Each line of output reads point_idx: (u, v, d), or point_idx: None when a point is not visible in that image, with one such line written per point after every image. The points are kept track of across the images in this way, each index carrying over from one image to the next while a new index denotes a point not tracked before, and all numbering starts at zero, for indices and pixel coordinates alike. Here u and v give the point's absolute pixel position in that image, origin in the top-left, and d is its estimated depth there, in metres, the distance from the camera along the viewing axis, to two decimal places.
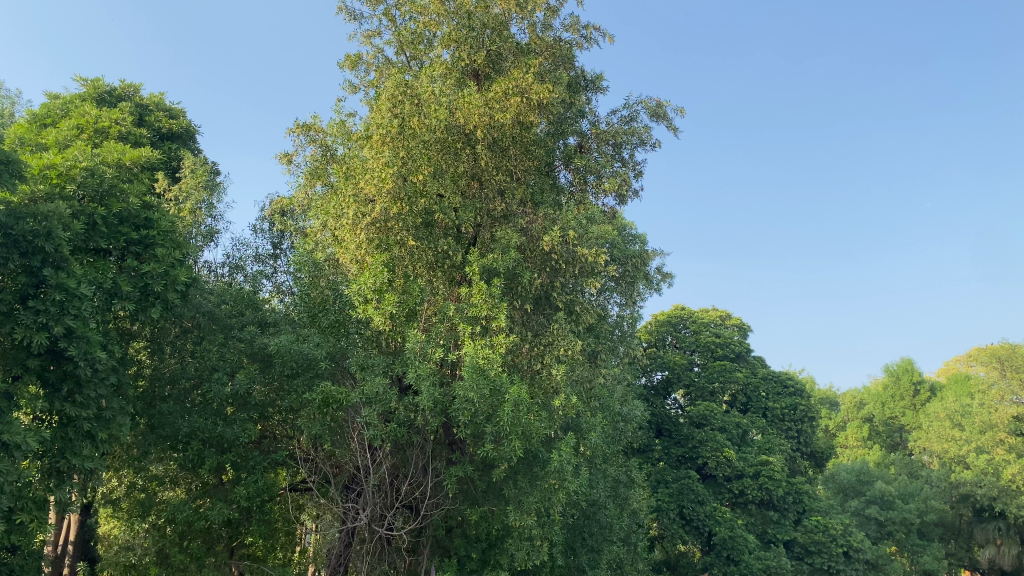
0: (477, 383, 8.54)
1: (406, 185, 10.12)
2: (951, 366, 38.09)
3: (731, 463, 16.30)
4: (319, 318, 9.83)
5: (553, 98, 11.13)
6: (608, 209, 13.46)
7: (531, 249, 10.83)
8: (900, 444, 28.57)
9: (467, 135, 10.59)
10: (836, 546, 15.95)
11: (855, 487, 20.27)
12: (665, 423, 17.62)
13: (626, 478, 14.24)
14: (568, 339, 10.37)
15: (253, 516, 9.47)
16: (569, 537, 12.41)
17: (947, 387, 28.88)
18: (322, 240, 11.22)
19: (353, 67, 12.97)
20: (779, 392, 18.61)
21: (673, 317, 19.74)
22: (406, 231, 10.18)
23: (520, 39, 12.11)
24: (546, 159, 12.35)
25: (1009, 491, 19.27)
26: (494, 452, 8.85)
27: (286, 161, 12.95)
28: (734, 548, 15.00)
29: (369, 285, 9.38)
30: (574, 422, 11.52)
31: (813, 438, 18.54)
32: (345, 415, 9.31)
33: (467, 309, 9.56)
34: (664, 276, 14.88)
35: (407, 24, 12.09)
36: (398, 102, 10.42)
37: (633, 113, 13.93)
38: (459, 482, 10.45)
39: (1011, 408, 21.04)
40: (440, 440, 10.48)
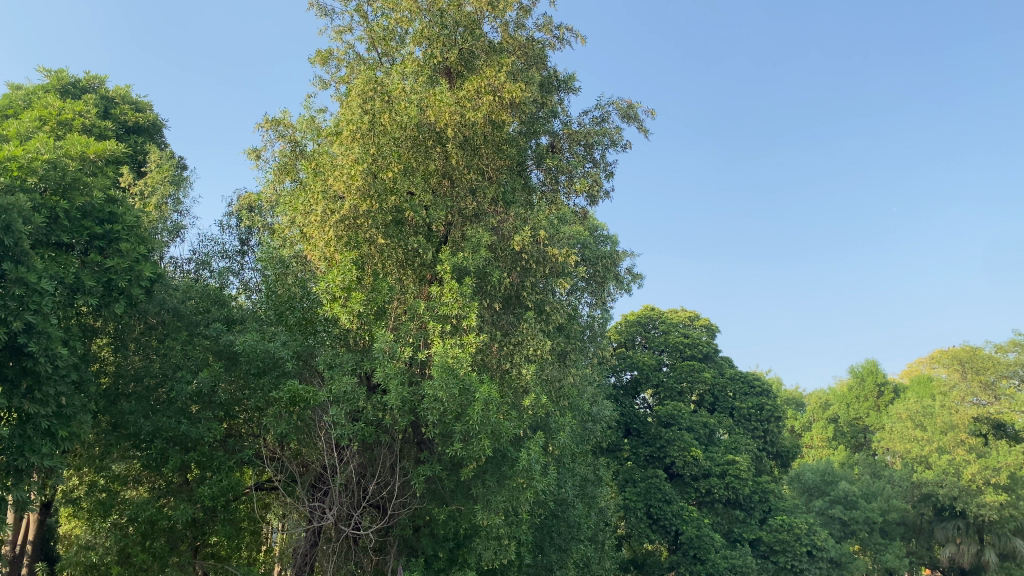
0: (447, 383, 8.50)
1: (376, 182, 10.01)
2: (913, 368, 38.69)
3: (698, 463, 16.43)
4: (286, 316, 9.75)
5: (525, 98, 11.19)
6: (579, 209, 13.50)
7: (501, 248, 10.82)
8: (864, 443, 29.62)
9: (438, 133, 10.56)
10: (800, 545, 16.16)
11: (819, 487, 20.53)
12: (634, 423, 17.64)
13: (594, 477, 14.31)
14: (538, 339, 10.40)
15: (218, 515, 9.36)
16: (537, 537, 12.39)
17: (910, 388, 29.44)
18: (291, 237, 11.12)
19: (324, 62, 12.87)
20: (745, 392, 18.84)
21: (643, 317, 19.79)
22: (375, 229, 10.10)
23: (492, 38, 12.06)
24: (518, 159, 12.34)
25: (969, 491, 19.71)
26: (462, 451, 8.82)
27: (254, 156, 12.80)
28: (701, 547, 15.11)
29: (337, 284, 9.31)
30: (543, 422, 11.55)
31: (779, 438, 18.73)
32: (312, 413, 9.26)
33: (437, 307, 9.51)
34: (635, 276, 14.93)
35: (379, 19, 11.97)
36: (368, 99, 10.36)
37: (605, 114, 13.99)
38: (427, 481, 10.39)
39: (972, 409, 21.67)
40: (408, 439, 10.42)
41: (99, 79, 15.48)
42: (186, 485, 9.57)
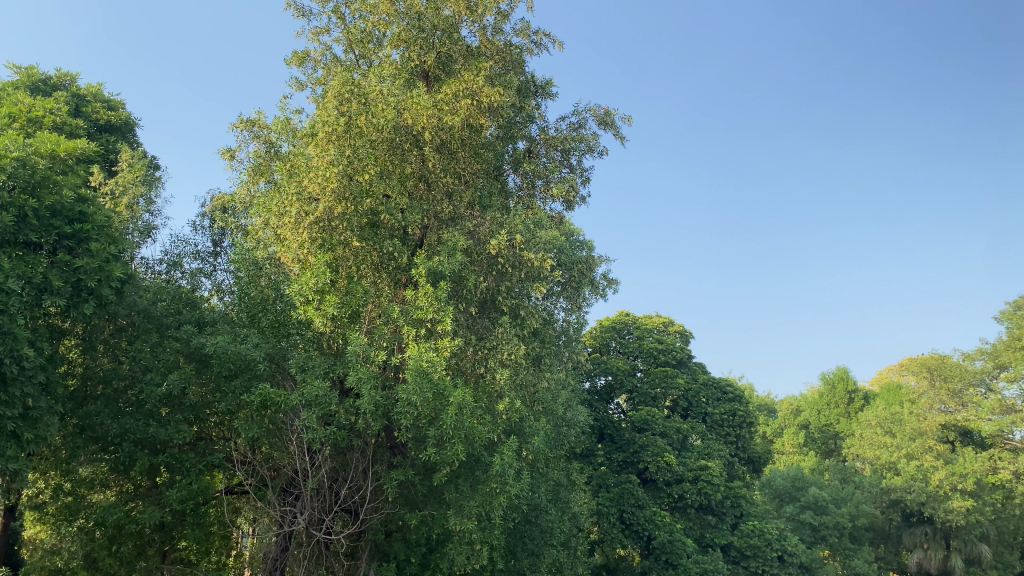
0: (421, 387, 8.46)
1: (352, 184, 9.96)
2: (883, 375, 39.17)
3: (671, 468, 16.48)
4: (259, 318, 9.56)
5: (503, 102, 11.19)
6: (555, 214, 13.52)
7: (477, 252, 10.80)
8: (835, 449, 29.91)
9: (414, 136, 10.63)
10: (771, 550, 16.30)
11: (790, 493, 20.70)
12: (608, 428, 17.68)
13: (567, 481, 14.30)
14: (513, 343, 10.41)
15: (187, 520, 9.23)
16: (510, 542, 12.37)
17: (880, 395, 29.75)
18: (265, 238, 11.02)
19: (301, 64, 12.79)
20: (719, 398, 18.96)
21: (618, 323, 19.87)
22: (350, 231, 10.04)
23: (470, 42, 12.06)
24: (494, 163, 12.33)
25: (937, 496, 19.96)
26: (436, 456, 8.77)
27: (228, 157, 12.70)
28: (673, 552, 15.16)
29: (310, 286, 9.24)
30: (517, 426, 11.56)
31: (751, 443, 18.88)
32: (284, 417, 9.16)
33: (412, 311, 9.46)
34: (610, 282, 14.96)
35: (357, 21, 11.92)
36: (344, 100, 10.31)
37: (582, 120, 14.03)
38: (400, 486, 10.32)
39: (939, 416, 21.78)
40: (381, 444, 10.35)
41: (71, 76, 15.27)
42: (155, 489, 9.44)
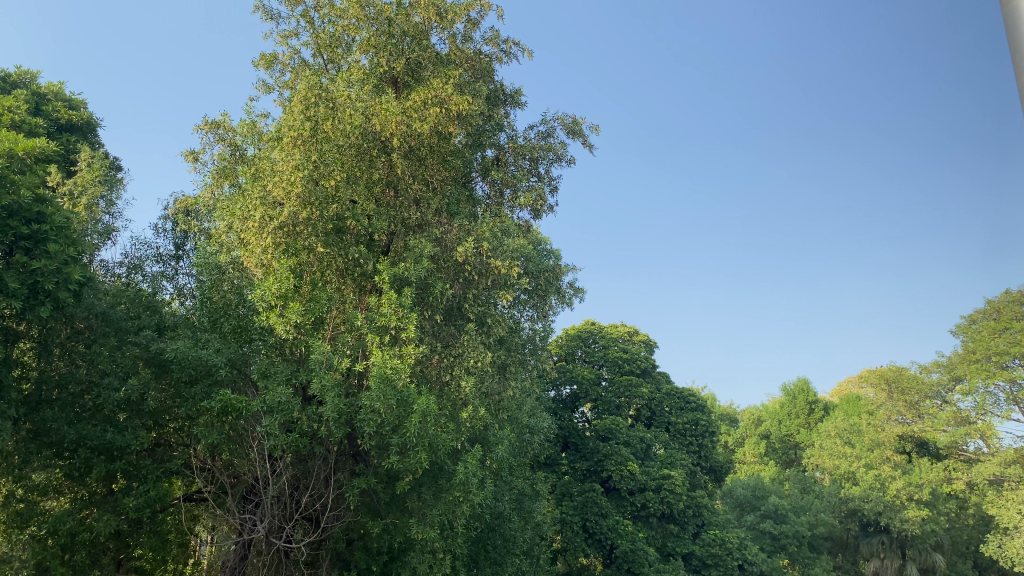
0: (384, 394, 8.40)
1: (317, 189, 9.88)
2: (842, 387, 39.77)
3: (635, 477, 16.56)
4: (221, 324, 9.42)
5: (471, 110, 11.22)
6: (523, 222, 13.56)
7: (444, 259, 10.78)
8: (795, 459, 30.27)
9: (383, 141, 10.61)
10: (732, 559, 16.52)
11: (750, 502, 20.91)
12: (572, 437, 17.70)
13: (531, 490, 14.30)
14: (478, 351, 10.42)
15: (143, 527, 9.15)
16: (473, 550, 12.31)
17: (839, 407, 30.20)
18: (228, 242, 10.89)
19: (268, 67, 12.68)
20: (681, 407, 19.20)
21: (583, 331, 19.94)
22: (315, 237, 9.87)
23: (440, 49, 12.07)
24: (463, 170, 12.33)
25: (894, 506, 20.44)
26: (399, 463, 8.72)
27: (191, 158, 12.51)
28: (635, 560, 15.22)
29: (272, 291, 9.13)
30: (482, 435, 11.54)
31: (712, 453, 19.06)
32: (245, 423, 8.99)
33: (376, 318, 9.42)
34: (576, 290, 15.01)
35: (326, 26, 11.86)
36: (311, 105, 10.38)
37: (550, 129, 14.10)
38: (362, 494, 10.23)
39: (897, 427, 22.02)
40: (343, 452, 10.27)
41: (31, 74, 14.98)
42: (110, 496, 9.27)
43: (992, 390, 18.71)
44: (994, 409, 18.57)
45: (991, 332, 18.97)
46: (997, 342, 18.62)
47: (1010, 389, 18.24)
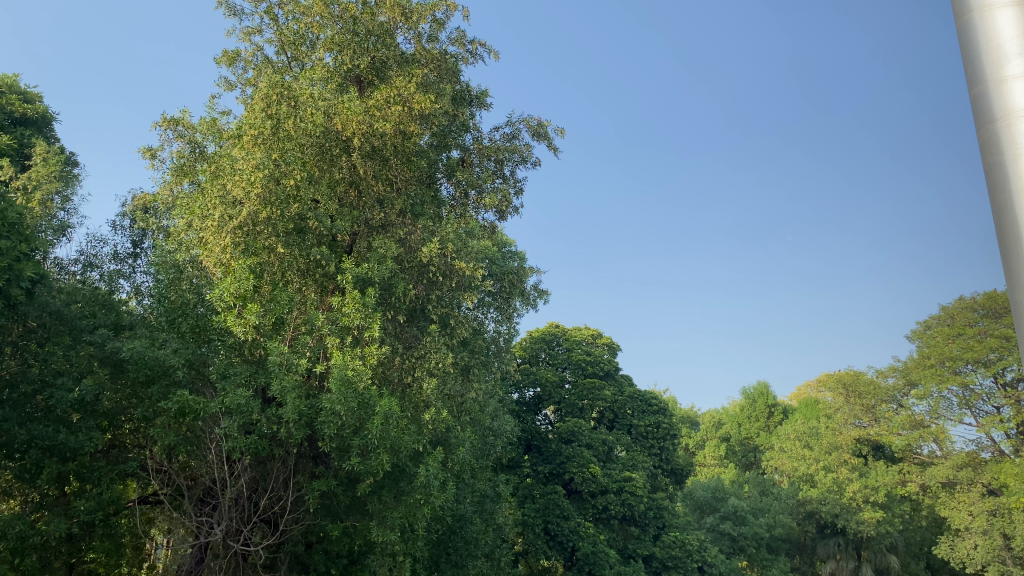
0: (345, 396, 8.31)
1: (278, 188, 9.73)
2: (802, 391, 40.31)
3: (596, 479, 16.63)
4: (178, 323, 9.19)
5: (435, 110, 11.18)
6: (487, 224, 13.53)
7: (408, 260, 10.73)
8: (754, 462, 30.60)
9: (345, 141, 10.51)
10: (691, 561, 16.75)
11: (710, 504, 21.12)
12: (535, 439, 17.70)
13: (492, 493, 14.28)
14: (441, 353, 10.37)
15: (96, 530, 8.94)
16: (434, 553, 12.25)
17: (798, 410, 30.59)
18: (187, 241, 10.71)
19: (230, 64, 12.51)
20: (644, 410, 19.35)
21: (547, 334, 19.92)
22: (276, 237, 9.75)
23: (405, 49, 11.99)
24: (427, 171, 12.25)
25: (850, 508, 20.79)
26: (359, 466, 8.63)
27: (149, 156, 12.33)
28: (596, 563, 15.27)
29: (231, 292, 8.90)
30: (444, 437, 11.50)
31: (673, 455, 19.25)
32: (203, 425, 8.83)
33: (338, 319, 9.31)
34: (541, 292, 15.02)
35: (290, 23, 11.67)
36: (272, 103, 10.18)
37: (515, 131, 14.09)
38: (322, 497, 10.10)
39: (853, 430, 22.34)
40: (303, 454, 10.13)
41: None
42: (63, 498, 9.03)
43: (946, 394, 19.12)
44: (948, 413, 19.01)
45: (945, 338, 19.29)
46: (951, 348, 18.95)
47: (963, 393, 18.76)
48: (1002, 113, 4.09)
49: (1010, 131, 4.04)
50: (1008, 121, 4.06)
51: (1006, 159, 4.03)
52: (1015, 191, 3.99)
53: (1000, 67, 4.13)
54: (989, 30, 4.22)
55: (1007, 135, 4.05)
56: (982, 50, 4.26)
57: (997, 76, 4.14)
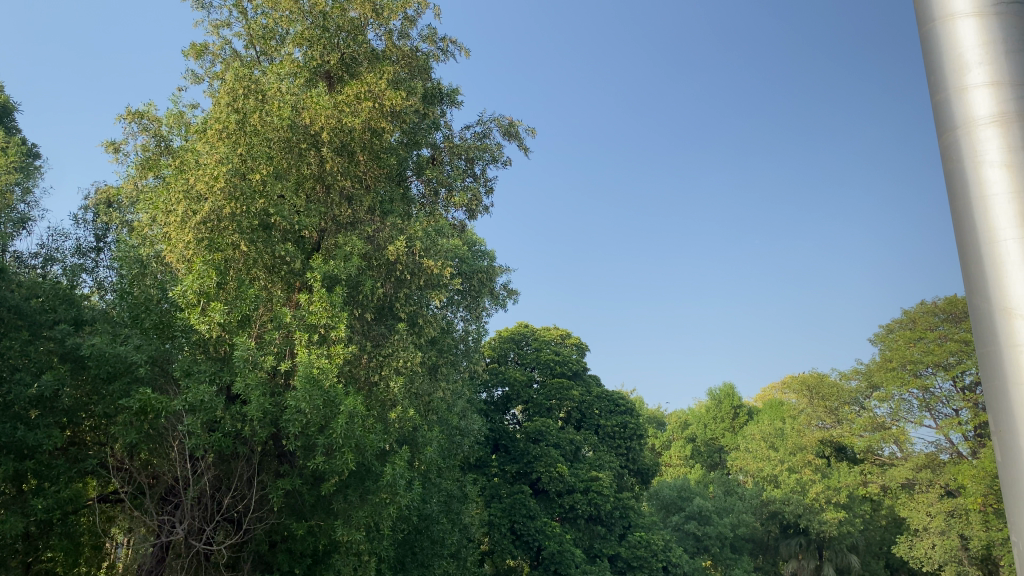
0: (310, 394, 8.22)
1: (243, 183, 9.56)
2: (766, 393, 40.85)
3: (563, 479, 16.68)
4: (142, 319, 8.92)
5: (406, 107, 11.15)
6: (458, 222, 13.51)
7: (376, 258, 10.62)
8: (719, 462, 30.87)
9: (313, 137, 10.43)
10: (656, 560, 16.93)
11: (676, 503, 21.29)
12: (503, 439, 17.68)
13: (459, 493, 14.27)
14: (409, 351, 10.32)
15: (54, 529, 8.75)
16: (400, 553, 12.12)
17: (763, 412, 30.97)
18: (152, 235, 10.55)
19: (198, 57, 12.34)
20: (611, 410, 19.51)
21: (516, 334, 19.92)
22: (239, 234, 9.51)
23: (376, 45, 11.89)
24: (397, 168, 12.18)
25: (812, 509, 21.10)
26: (324, 465, 8.54)
27: (113, 149, 12.14)
28: (562, 562, 15.34)
29: (194, 289, 8.73)
30: (410, 436, 11.44)
31: (640, 455, 19.44)
32: (166, 422, 8.66)
33: (305, 316, 9.18)
34: (510, 292, 15.05)
35: (259, 17, 11.53)
36: (238, 96, 10.17)
37: (486, 130, 14.09)
38: (287, 495, 9.98)
39: (817, 432, 22.58)
40: (268, 452, 10.01)
41: None
42: (19, 497, 8.60)
43: (907, 396, 19.33)
44: (908, 416, 19.26)
45: (906, 341, 19.51)
46: (912, 351, 19.16)
47: (923, 396, 19.03)
48: (963, 129, 2.66)
49: (971, 150, 2.63)
50: (969, 141, 2.64)
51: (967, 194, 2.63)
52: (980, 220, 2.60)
53: (965, 68, 2.67)
54: (956, 33, 2.73)
55: (971, 159, 2.62)
56: (935, 52, 2.82)
57: (955, 80, 2.69)
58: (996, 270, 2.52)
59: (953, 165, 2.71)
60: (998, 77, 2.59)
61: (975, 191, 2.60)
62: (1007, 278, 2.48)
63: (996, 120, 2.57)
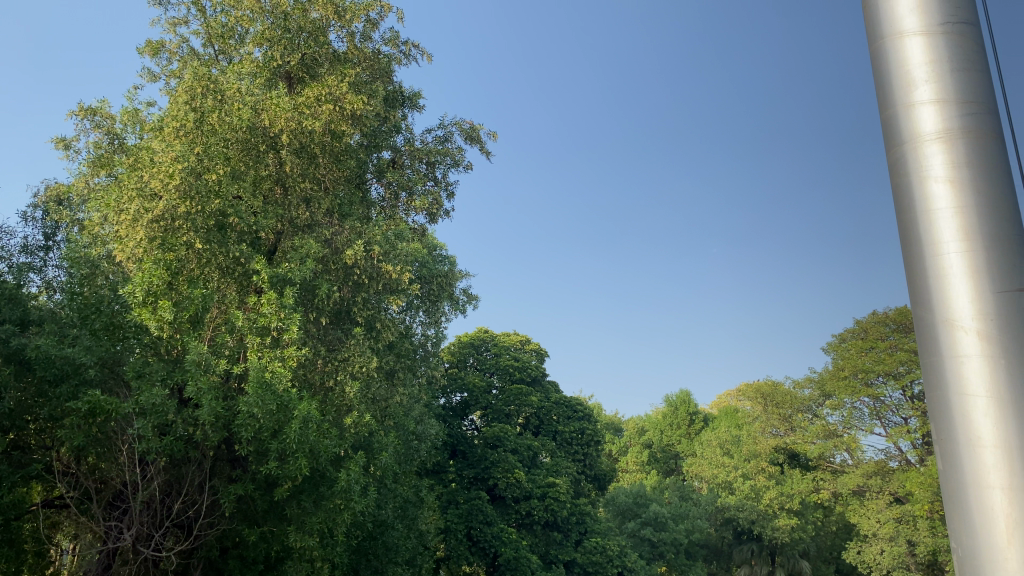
0: (262, 398, 8.07)
1: (199, 182, 9.35)
2: (721, 400, 41.48)
3: (520, 485, 16.70)
4: (91, 321, 8.57)
5: (366, 110, 11.06)
6: (418, 226, 13.43)
7: (333, 261, 10.52)
8: (675, 468, 31.16)
9: (272, 138, 10.28)
10: (611, 566, 17.06)
11: (632, 510, 21.39)
12: (461, 445, 17.59)
13: (415, 498, 14.19)
14: (364, 356, 10.19)
15: None
16: (353, 559, 11.96)
17: (719, 419, 31.40)
18: (103, 234, 10.29)
19: (154, 54, 12.12)
20: (569, 416, 19.69)
21: (476, 339, 19.85)
22: (193, 232, 9.35)
23: (337, 47, 11.75)
24: (357, 171, 12.05)
25: (766, 515, 21.42)
26: (277, 470, 8.38)
27: (63, 146, 11.87)
28: (517, 568, 15.36)
29: (144, 288, 8.48)
30: (366, 442, 11.32)
31: (597, 461, 19.67)
32: (115, 426, 8.38)
33: (257, 318, 9.00)
34: (469, 297, 15.02)
35: (218, 16, 11.36)
36: (196, 95, 9.94)
37: (448, 134, 14.05)
38: (238, 501, 9.77)
39: (771, 439, 22.85)
40: (219, 457, 9.77)
41: None
42: None
43: (858, 405, 19.70)
44: (859, 424, 19.59)
45: (858, 351, 19.88)
46: (864, 360, 19.50)
47: (874, 404, 19.39)
48: (905, 146, 1.89)
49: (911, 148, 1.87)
50: (912, 163, 1.86)
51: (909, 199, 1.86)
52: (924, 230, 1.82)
53: (908, 77, 1.90)
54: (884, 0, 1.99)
55: (913, 181, 1.85)
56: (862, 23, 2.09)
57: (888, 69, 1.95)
58: (942, 301, 1.75)
59: (893, 190, 1.94)
60: (949, 89, 1.82)
61: (919, 216, 1.83)
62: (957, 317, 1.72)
63: (945, 138, 1.81)
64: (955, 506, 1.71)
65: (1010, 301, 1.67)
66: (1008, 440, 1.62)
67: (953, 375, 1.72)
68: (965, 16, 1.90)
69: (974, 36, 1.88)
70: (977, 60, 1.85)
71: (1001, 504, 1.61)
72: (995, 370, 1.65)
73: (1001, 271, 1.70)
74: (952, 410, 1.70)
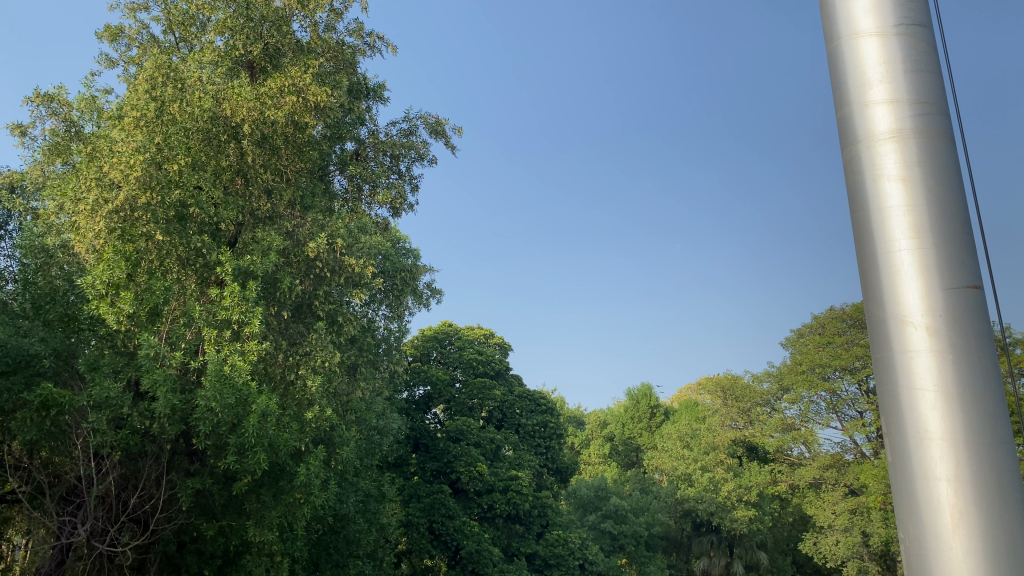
0: (220, 392, 7.96)
1: (159, 172, 9.17)
2: (682, 393, 41.92)
3: (483, 478, 16.72)
4: (45, 311, 8.57)
5: (330, 101, 10.92)
6: (381, 219, 13.34)
7: (295, 254, 10.36)
8: (636, 461, 31.44)
9: (233, 128, 10.11)
10: (573, 558, 17.21)
11: (593, 502, 21.48)
12: (423, 438, 17.47)
13: (377, 492, 14.12)
14: (327, 350, 10.12)
15: None
16: (313, 553, 11.92)
17: (679, 412, 31.74)
18: (57, 223, 10.03)
19: (112, 39, 11.87)
20: (532, 410, 19.79)
21: (440, 332, 19.77)
22: (154, 223, 9.10)
23: (301, 37, 11.60)
24: (320, 163, 11.90)
25: (724, 507, 21.72)
26: (236, 465, 8.27)
27: (19, 132, 11.61)
28: (479, 561, 15.44)
29: (103, 279, 8.30)
30: (327, 436, 11.27)
31: (559, 454, 19.86)
32: (70, 419, 8.21)
33: (217, 311, 8.83)
34: (433, 291, 14.95)
35: (179, 2, 11.16)
36: (157, 84, 9.83)
37: (413, 127, 13.99)
38: (196, 495, 9.65)
39: (731, 431, 23.20)
40: (177, 451, 9.58)
41: None
42: None
43: (816, 399, 20.03)
44: (816, 417, 19.94)
45: (816, 345, 20.23)
46: (821, 355, 19.82)
47: (830, 398, 19.71)
48: (860, 146, 1.85)
49: (866, 150, 1.83)
50: (866, 162, 1.83)
51: (862, 193, 1.83)
52: (876, 228, 1.78)
53: (862, 76, 1.87)
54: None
55: (867, 180, 1.82)
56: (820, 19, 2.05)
57: (846, 64, 1.92)
58: (893, 297, 1.72)
59: (847, 188, 1.91)
60: (904, 89, 1.80)
61: (872, 214, 1.80)
62: (905, 307, 1.70)
63: (899, 137, 1.78)
64: (905, 500, 1.69)
65: (957, 296, 1.65)
66: (955, 433, 1.61)
67: (903, 370, 1.70)
68: (920, 18, 1.88)
69: (928, 37, 1.86)
70: (930, 62, 1.83)
71: (947, 496, 1.60)
72: (944, 364, 1.64)
73: (951, 267, 1.67)
74: (902, 405, 1.68)
